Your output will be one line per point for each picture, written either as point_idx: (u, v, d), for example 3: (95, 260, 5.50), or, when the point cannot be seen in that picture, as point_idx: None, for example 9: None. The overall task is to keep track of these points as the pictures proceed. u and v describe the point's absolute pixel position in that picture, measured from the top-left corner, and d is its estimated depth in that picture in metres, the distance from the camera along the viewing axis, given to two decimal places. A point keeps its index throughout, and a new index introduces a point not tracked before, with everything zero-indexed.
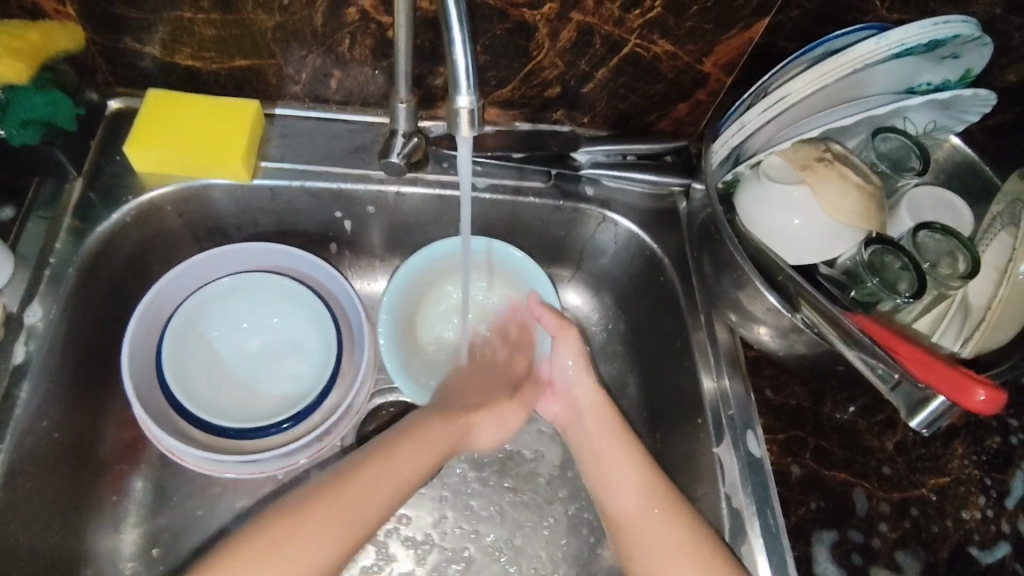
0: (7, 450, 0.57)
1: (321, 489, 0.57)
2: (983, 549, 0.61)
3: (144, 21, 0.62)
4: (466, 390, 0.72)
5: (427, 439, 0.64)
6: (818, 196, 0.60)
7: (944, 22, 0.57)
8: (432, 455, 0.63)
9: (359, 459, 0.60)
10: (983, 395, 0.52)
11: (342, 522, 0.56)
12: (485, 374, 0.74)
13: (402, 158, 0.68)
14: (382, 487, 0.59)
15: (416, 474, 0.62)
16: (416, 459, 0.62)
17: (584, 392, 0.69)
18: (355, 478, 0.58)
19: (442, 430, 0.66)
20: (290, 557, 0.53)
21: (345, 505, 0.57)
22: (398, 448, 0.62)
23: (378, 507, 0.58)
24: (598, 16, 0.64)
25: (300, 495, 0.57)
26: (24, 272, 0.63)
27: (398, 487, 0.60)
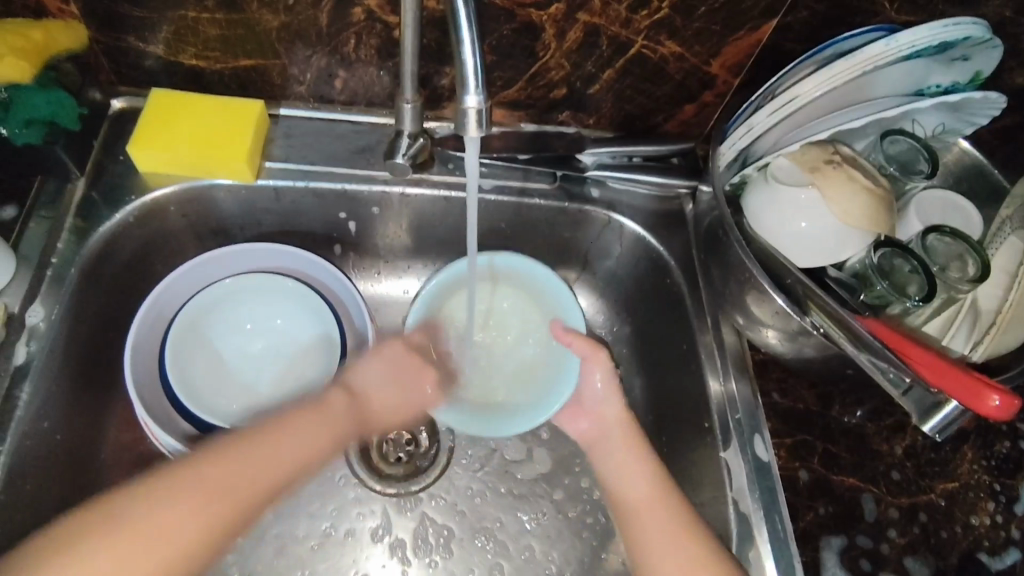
0: (8, 452, 0.57)
1: (220, 445, 0.56)
2: (993, 555, 0.61)
3: (148, 20, 0.62)
4: (388, 371, 0.68)
5: (327, 416, 0.63)
6: (828, 199, 0.60)
7: (954, 24, 0.56)
8: (328, 440, 0.61)
9: (235, 438, 0.57)
10: (996, 401, 0.52)
11: (236, 504, 0.54)
12: (404, 364, 0.68)
13: (407, 159, 0.68)
14: (252, 471, 0.55)
15: (276, 472, 0.57)
16: (302, 454, 0.59)
17: (613, 415, 0.68)
18: (202, 482, 0.53)
19: (328, 442, 0.61)
20: (165, 530, 0.50)
21: (228, 470, 0.54)
22: (307, 419, 0.61)
23: (252, 497, 0.55)
24: (605, 17, 0.64)
25: (201, 454, 0.55)
26: (25, 272, 0.63)
27: (273, 471, 0.57)
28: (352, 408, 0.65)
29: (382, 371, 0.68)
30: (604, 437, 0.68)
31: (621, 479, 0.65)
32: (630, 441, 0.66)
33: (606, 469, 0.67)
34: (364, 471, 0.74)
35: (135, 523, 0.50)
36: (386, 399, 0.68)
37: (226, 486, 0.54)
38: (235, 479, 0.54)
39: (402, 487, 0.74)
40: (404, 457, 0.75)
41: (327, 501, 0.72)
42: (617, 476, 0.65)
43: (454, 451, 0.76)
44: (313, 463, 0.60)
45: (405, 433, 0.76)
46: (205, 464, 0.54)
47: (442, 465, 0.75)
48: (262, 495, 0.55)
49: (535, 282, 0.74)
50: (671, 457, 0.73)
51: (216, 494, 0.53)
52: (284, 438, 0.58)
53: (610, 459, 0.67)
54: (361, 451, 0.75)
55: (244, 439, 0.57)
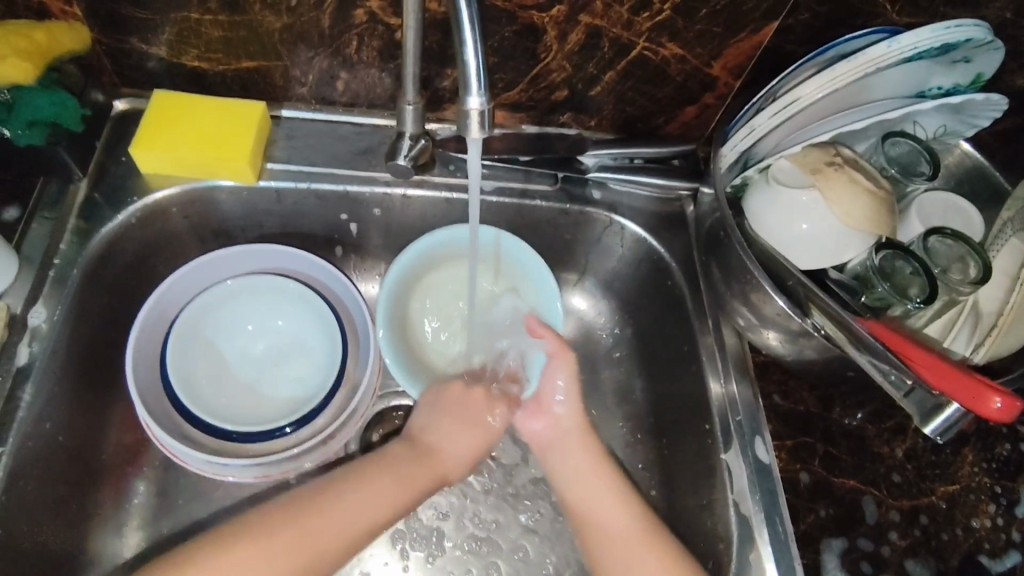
0: (10, 452, 0.57)
1: (314, 496, 0.60)
2: (994, 557, 0.61)
3: (151, 22, 0.62)
4: (448, 408, 0.69)
5: (414, 466, 0.65)
6: (830, 201, 0.60)
7: (956, 26, 0.56)
8: (404, 494, 0.63)
9: (313, 492, 0.61)
10: (999, 403, 0.52)
11: (318, 551, 0.58)
12: (472, 410, 0.70)
13: (409, 160, 0.68)
14: (346, 515, 0.60)
15: (379, 511, 0.61)
16: (375, 510, 0.61)
17: (567, 415, 0.71)
18: (312, 526, 0.58)
19: (398, 500, 0.63)
20: (257, 570, 0.55)
21: (319, 522, 0.59)
22: (377, 474, 0.63)
23: (358, 534, 0.60)
24: (606, 19, 0.64)
25: (277, 505, 0.60)
26: (27, 272, 0.63)
27: (355, 519, 0.60)
28: (423, 456, 0.67)
29: (440, 417, 0.68)
30: (563, 437, 0.70)
31: (578, 486, 0.67)
32: (591, 454, 0.68)
33: (558, 468, 0.69)
34: None
35: (199, 571, 0.55)
36: (455, 453, 0.68)
37: (316, 534, 0.58)
38: (310, 532, 0.58)
39: None
40: None
41: None
42: (574, 483, 0.68)
43: None
44: (386, 519, 0.62)
45: None
46: (303, 513, 0.59)
47: None
48: (366, 529, 0.60)
49: (531, 268, 0.73)
50: (672, 459, 0.73)
51: (311, 542, 0.58)
52: (371, 490, 0.62)
53: (572, 461, 0.69)
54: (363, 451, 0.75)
55: (333, 493, 0.61)
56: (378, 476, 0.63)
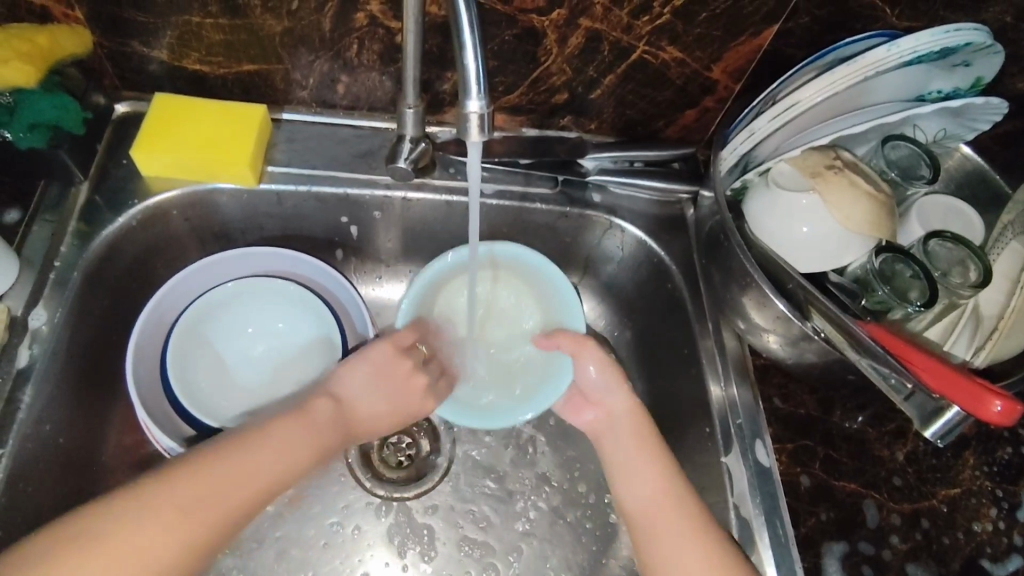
0: (9, 454, 0.57)
1: (209, 452, 0.56)
2: (995, 562, 0.60)
3: (152, 25, 0.62)
4: (380, 373, 0.67)
5: (316, 424, 0.61)
6: (829, 203, 0.60)
7: (956, 30, 0.56)
8: (310, 451, 0.60)
9: (214, 448, 0.56)
10: (999, 406, 0.52)
11: (204, 521, 0.52)
12: (409, 383, 0.68)
13: (410, 163, 0.68)
14: (244, 475, 0.55)
15: (279, 468, 0.57)
16: (279, 466, 0.57)
17: (619, 402, 0.67)
18: (193, 484, 0.53)
19: (299, 457, 0.59)
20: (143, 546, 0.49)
21: (209, 476, 0.54)
22: (288, 427, 0.60)
23: (238, 500, 0.54)
24: (606, 22, 0.64)
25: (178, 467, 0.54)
26: (28, 275, 0.63)
27: (254, 483, 0.55)
28: (338, 414, 0.64)
29: (373, 383, 0.66)
30: (609, 428, 0.67)
31: (626, 471, 0.63)
32: (642, 441, 0.64)
33: (613, 452, 0.65)
34: (364, 475, 0.73)
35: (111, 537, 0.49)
36: (367, 411, 0.66)
37: (217, 497, 0.53)
38: (222, 491, 0.54)
39: (402, 491, 0.73)
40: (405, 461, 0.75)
41: (328, 505, 0.72)
42: (622, 469, 0.63)
43: (455, 457, 0.75)
44: (283, 480, 0.58)
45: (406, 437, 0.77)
46: (190, 474, 0.53)
47: (442, 469, 0.75)
48: (263, 485, 0.56)
49: (531, 269, 0.73)
50: None
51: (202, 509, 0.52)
52: (270, 444, 0.58)
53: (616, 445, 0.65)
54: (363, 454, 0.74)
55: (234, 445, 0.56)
56: (278, 428, 0.59)
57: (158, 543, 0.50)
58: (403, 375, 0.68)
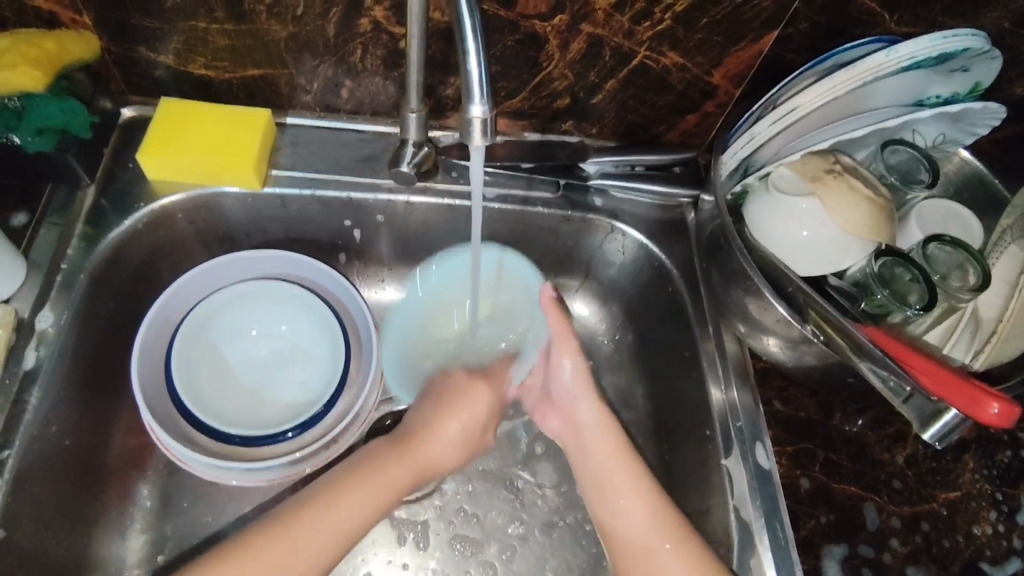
0: (16, 455, 0.57)
1: (299, 507, 0.58)
2: (995, 565, 0.60)
3: (159, 30, 0.63)
4: (440, 403, 0.68)
5: (405, 463, 0.64)
6: (829, 207, 0.60)
7: (953, 36, 0.57)
8: (389, 496, 0.62)
9: (300, 508, 0.58)
10: (997, 409, 0.52)
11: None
12: (475, 401, 0.69)
13: (412, 167, 0.68)
14: (334, 532, 0.58)
15: (362, 522, 0.60)
16: (366, 517, 0.60)
17: (585, 410, 0.70)
18: (301, 546, 0.56)
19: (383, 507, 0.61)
20: None
21: (299, 537, 0.56)
22: (368, 479, 0.61)
23: (335, 550, 0.58)
24: (608, 28, 0.65)
25: (272, 526, 0.57)
26: (35, 277, 0.64)
27: (336, 539, 0.58)
28: (412, 454, 0.65)
29: (432, 410, 0.68)
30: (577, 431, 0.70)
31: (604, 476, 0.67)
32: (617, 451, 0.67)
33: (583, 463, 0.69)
34: None
35: None
36: (440, 435, 0.67)
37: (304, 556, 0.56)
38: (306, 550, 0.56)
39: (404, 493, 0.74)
40: None
41: None
42: (592, 477, 0.68)
43: None
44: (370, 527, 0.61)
45: None
46: (290, 538, 0.56)
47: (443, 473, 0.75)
48: (359, 532, 0.59)
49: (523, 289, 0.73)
50: (673, 465, 0.73)
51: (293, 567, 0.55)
52: (348, 500, 0.59)
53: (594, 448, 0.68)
54: None
55: (316, 504, 0.59)
56: (356, 484, 0.61)
57: None
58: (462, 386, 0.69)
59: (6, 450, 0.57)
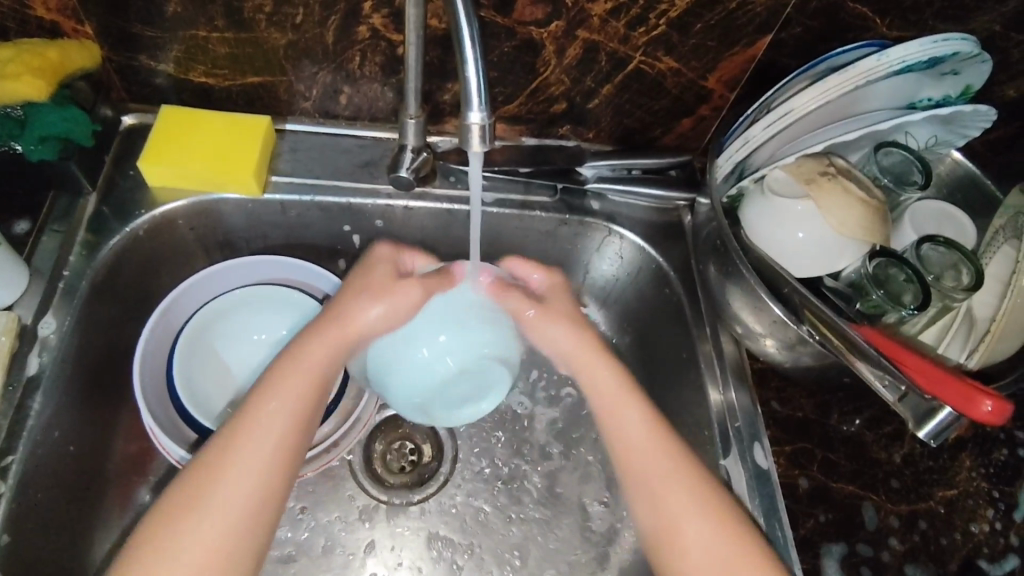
0: (20, 460, 0.58)
1: (224, 436, 0.57)
2: (992, 562, 0.61)
3: (160, 40, 0.64)
4: (356, 284, 0.64)
5: (328, 343, 0.61)
6: (823, 210, 0.61)
7: (943, 40, 0.58)
8: (313, 390, 0.60)
9: (234, 421, 0.57)
10: (989, 406, 0.53)
11: (248, 500, 0.54)
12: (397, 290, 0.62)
13: (412, 172, 0.69)
14: (275, 425, 0.57)
15: (293, 413, 0.58)
16: (301, 404, 0.59)
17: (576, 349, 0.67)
18: (245, 452, 0.56)
19: (313, 398, 0.60)
20: (206, 527, 0.53)
21: (234, 457, 0.55)
22: (286, 378, 0.60)
23: (282, 456, 0.57)
24: (604, 34, 0.65)
25: (211, 449, 0.56)
26: (38, 284, 0.64)
27: (276, 445, 0.57)
28: (339, 336, 0.62)
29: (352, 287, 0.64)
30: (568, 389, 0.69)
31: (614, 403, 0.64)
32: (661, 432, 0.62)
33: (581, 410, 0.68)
34: (368, 480, 0.74)
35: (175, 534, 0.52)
36: (363, 316, 0.62)
37: (248, 470, 0.55)
38: (250, 464, 0.55)
39: (406, 495, 0.74)
40: (407, 466, 0.76)
41: (332, 512, 0.72)
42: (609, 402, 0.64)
43: (456, 460, 0.76)
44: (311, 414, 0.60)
45: (408, 442, 0.77)
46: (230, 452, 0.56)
47: (444, 474, 0.75)
48: (298, 425, 0.58)
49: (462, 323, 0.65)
50: None
51: (241, 485, 0.55)
52: (274, 407, 0.58)
53: (599, 382, 0.65)
54: (365, 460, 0.75)
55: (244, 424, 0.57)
56: (277, 388, 0.59)
57: (225, 522, 0.53)
58: (387, 279, 0.63)
59: (10, 456, 0.58)
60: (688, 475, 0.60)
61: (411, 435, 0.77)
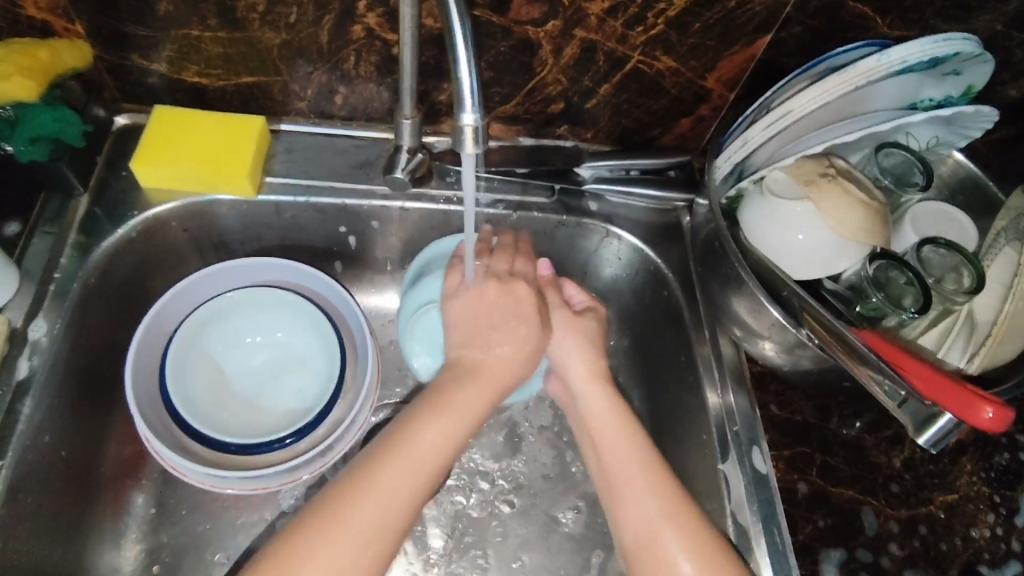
0: (9, 465, 0.57)
1: (369, 467, 0.54)
2: (993, 567, 0.60)
3: (152, 39, 0.63)
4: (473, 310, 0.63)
5: (482, 383, 0.60)
6: (822, 212, 0.60)
7: (945, 40, 0.57)
8: (462, 426, 0.58)
9: (378, 453, 0.55)
10: (990, 413, 0.52)
11: (387, 534, 0.53)
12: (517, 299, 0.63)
13: (407, 173, 0.69)
14: (422, 462, 0.55)
15: (476, 415, 0.59)
16: (446, 440, 0.57)
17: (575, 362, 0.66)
18: (391, 488, 0.54)
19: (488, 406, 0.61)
20: (347, 559, 0.51)
21: (380, 490, 0.53)
22: (436, 412, 0.58)
23: (421, 494, 0.55)
24: (601, 33, 0.65)
25: (357, 480, 0.54)
26: (28, 287, 0.64)
27: (419, 483, 0.55)
28: (484, 370, 0.61)
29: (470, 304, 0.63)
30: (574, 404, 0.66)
31: (604, 436, 0.63)
32: (648, 465, 0.60)
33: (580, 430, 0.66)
34: None
35: (316, 563, 0.50)
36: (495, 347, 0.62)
37: (389, 505, 0.53)
38: (392, 500, 0.53)
39: None
40: None
41: None
42: (597, 429, 0.63)
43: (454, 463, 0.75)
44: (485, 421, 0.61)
45: None
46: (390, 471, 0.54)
47: (442, 476, 0.74)
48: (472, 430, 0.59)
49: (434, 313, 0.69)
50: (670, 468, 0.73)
51: (383, 522, 0.53)
52: (422, 444, 0.56)
53: (597, 406, 0.64)
54: None
55: (389, 459, 0.55)
56: (424, 426, 0.57)
57: (366, 557, 0.51)
58: (505, 308, 0.63)
59: None
60: (687, 516, 0.57)
61: None
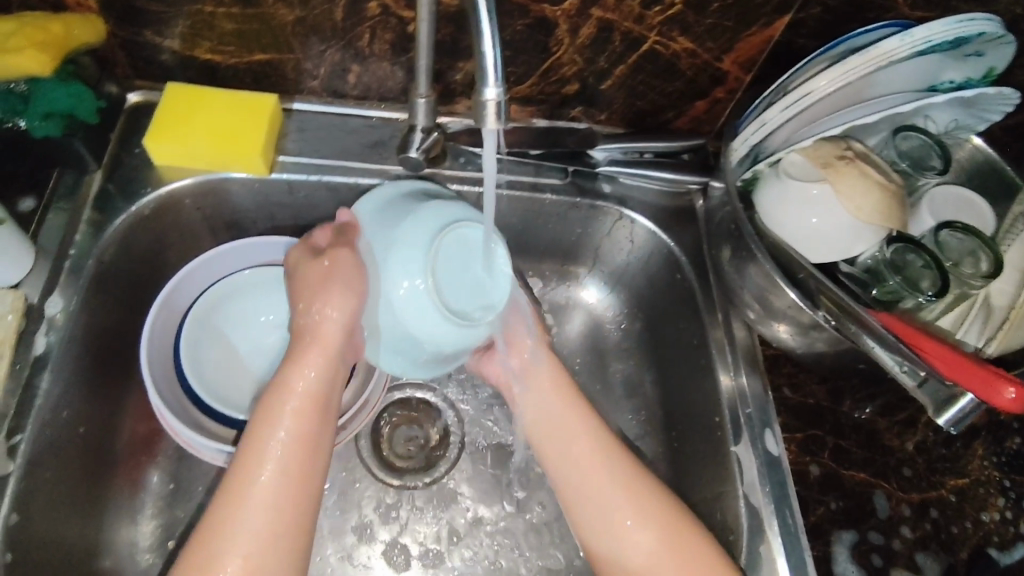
0: (28, 440, 0.57)
1: (229, 483, 0.52)
2: (1003, 550, 0.61)
3: (165, 14, 0.62)
4: (310, 288, 0.58)
5: (315, 365, 0.56)
6: (841, 194, 0.60)
7: (969, 20, 0.56)
8: (309, 418, 0.55)
9: (233, 466, 0.52)
10: (1012, 392, 0.52)
11: (280, 541, 0.50)
12: (344, 272, 0.57)
13: (422, 153, 0.68)
14: (279, 461, 0.52)
15: (320, 397, 0.56)
16: (299, 433, 0.54)
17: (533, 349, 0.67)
18: (256, 497, 0.51)
19: (315, 420, 0.55)
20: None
21: (244, 502, 0.51)
22: (274, 413, 0.54)
23: (299, 493, 0.52)
24: (618, 13, 0.64)
25: (221, 497, 0.51)
26: (44, 263, 0.64)
27: (289, 483, 0.52)
28: (315, 352, 0.56)
29: (307, 290, 0.58)
30: (535, 373, 0.66)
31: (559, 441, 0.63)
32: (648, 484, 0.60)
33: (532, 415, 0.66)
34: (377, 465, 0.73)
35: None
36: (331, 318, 0.56)
37: (265, 514, 0.51)
38: (266, 509, 0.51)
39: (414, 479, 0.73)
40: (415, 451, 0.75)
41: (338, 498, 0.71)
42: (548, 432, 0.64)
43: (465, 446, 0.75)
44: (320, 436, 0.55)
45: (417, 427, 0.76)
46: (218, 530, 0.50)
47: (454, 457, 0.75)
48: (303, 450, 0.53)
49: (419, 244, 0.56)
50: (682, 451, 0.73)
51: (267, 532, 0.50)
52: (273, 446, 0.53)
53: (544, 395, 0.65)
54: (373, 444, 0.74)
55: (249, 471, 0.52)
56: (270, 428, 0.53)
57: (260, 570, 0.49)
58: (342, 270, 0.57)
59: (18, 436, 0.57)
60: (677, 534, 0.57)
61: (419, 419, 0.76)
